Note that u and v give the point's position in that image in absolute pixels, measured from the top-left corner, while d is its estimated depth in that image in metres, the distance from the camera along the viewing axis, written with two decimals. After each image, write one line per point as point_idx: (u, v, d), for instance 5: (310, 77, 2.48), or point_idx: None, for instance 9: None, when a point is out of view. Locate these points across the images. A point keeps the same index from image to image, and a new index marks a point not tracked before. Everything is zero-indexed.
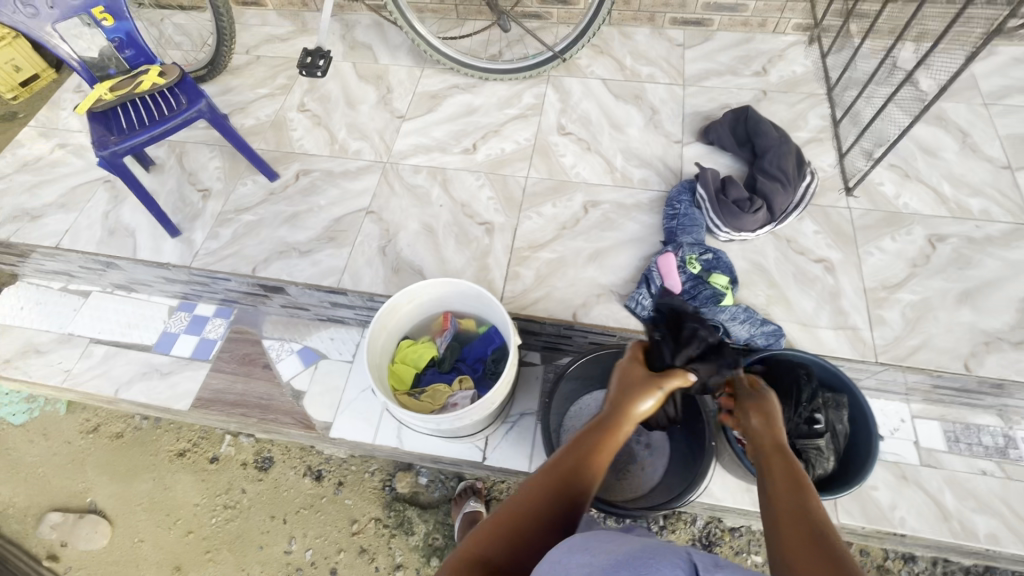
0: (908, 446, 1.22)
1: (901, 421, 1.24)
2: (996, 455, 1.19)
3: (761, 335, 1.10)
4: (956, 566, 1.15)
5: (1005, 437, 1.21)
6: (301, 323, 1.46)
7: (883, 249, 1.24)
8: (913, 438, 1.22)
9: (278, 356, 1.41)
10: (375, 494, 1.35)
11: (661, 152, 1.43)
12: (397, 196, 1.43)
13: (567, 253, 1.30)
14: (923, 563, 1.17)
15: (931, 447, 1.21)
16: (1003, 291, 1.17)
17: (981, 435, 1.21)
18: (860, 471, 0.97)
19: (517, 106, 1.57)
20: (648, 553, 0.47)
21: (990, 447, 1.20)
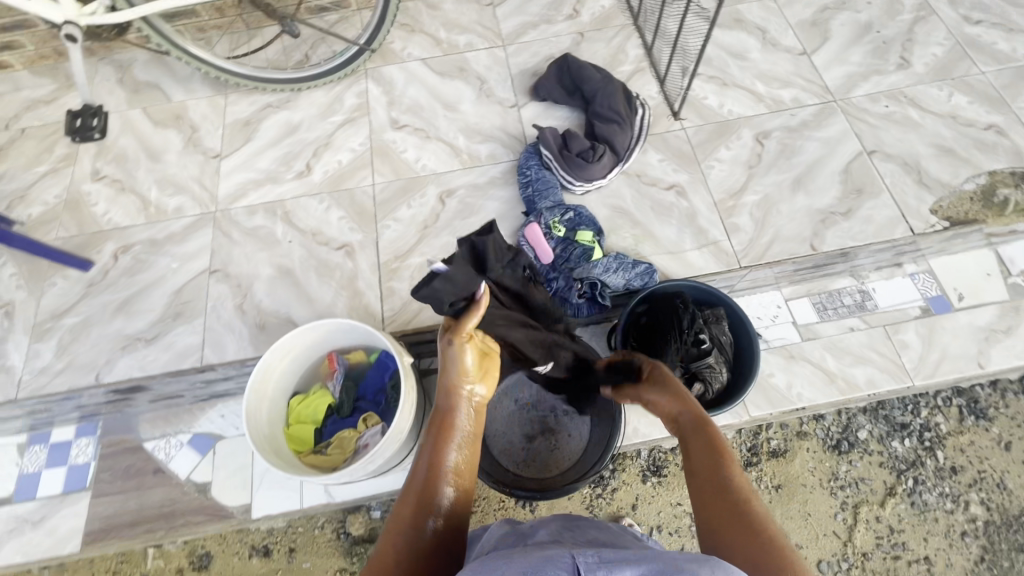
0: (788, 328, 1.21)
1: (777, 308, 1.21)
2: (858, 311, 1.22)
3: (636, 277, 1.13)
4: (861, 410, 1.22)
5: (861, 292, 1.23)
6: (181, 411, 1.16)
7: (721, 159, 1.30)
8: (790, 319, 1.21)
9: (167, 455, 1.14)
10: (333, 548, 1.12)
11: (500, 121, 1.40)
12: (239, 244, 1.28)
13: (436, 252, 1.25)
14: (834, 417, 1.22)
15: (808, 322, 1.22)
16: (826, 168, 1.28)
17: (843, 298, 1.22)
18: (749, 372, 1.05)
19: (340, 111, 1.45)
20: (529, 566, 0.45)
21: (851, 305, 1.22)
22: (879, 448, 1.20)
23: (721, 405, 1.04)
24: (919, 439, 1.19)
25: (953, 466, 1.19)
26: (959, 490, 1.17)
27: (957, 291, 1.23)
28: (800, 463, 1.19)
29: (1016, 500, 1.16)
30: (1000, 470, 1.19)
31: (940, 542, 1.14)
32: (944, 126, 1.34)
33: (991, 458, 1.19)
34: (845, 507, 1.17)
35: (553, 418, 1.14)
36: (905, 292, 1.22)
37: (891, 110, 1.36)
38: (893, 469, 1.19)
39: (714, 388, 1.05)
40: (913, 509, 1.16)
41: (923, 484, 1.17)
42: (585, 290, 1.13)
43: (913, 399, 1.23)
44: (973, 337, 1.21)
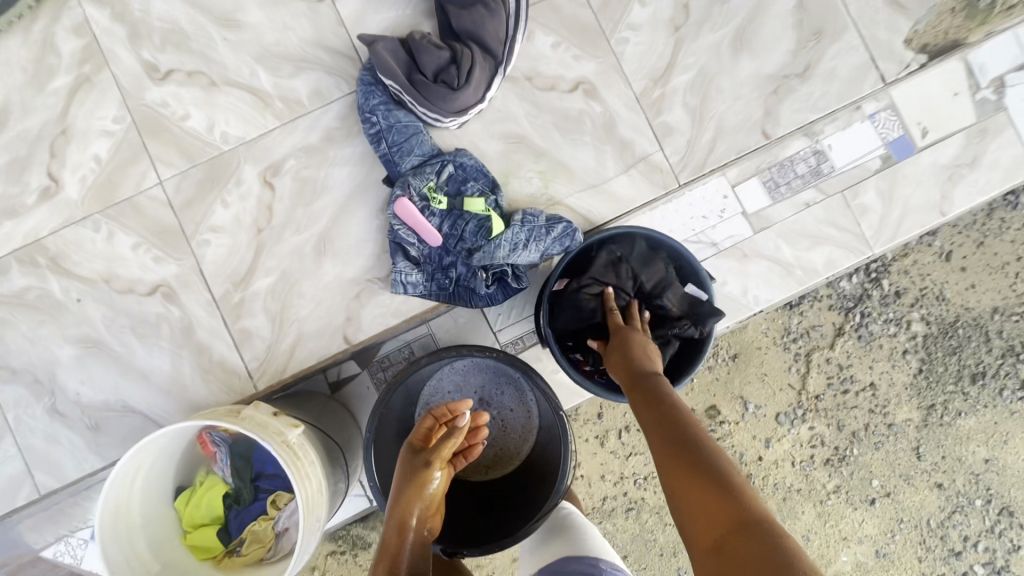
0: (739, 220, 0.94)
1: (725, 199, 0.94)
2: (813, 180, 0.95)
3: (553, 245, 0.86)
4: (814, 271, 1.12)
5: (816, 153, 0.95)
6: (62, 509, 0.91)
7: (636, 26, 0.93)
8: (741, 209, 0.94)
9: (75, 557, 0.92)
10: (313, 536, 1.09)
11: (312, 33, 0.93)
12: (9, 324, 0.90)
13: (287, 263, 0.91)
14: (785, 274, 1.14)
15: (759, 207, 0.95)
16: (774, 9, 0.93)
17: (795, 166, 0.94)
18: (708, 291, 0.87)
19: (61, 70, 0.92)
20: None
21: (806, 174, 0.95)
22: (827, 292, 1.15)
23: (680, 371, 0.87)
24: (864, 273, 1.14)
25: (897, 291, 1.15)
26: (901, 312, 1.14)
27: (921, 126, 0.96)
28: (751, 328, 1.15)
29: (953, 308, 1.14)
30: (941, 281, 1.15)
31: (883, 367, 1.15)
32: None
33: (933, 273, 1.14)
34: (798, 358, 1.15)
35: (500, 405, 0.98)
36: (863, 141, 0.95)
37: None
38: (840, 309, 1.15)
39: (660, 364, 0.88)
40: (860, 342, 1.15)
41: (868, 317, 1.14)
42: (492, 281, 0.87)
43: None
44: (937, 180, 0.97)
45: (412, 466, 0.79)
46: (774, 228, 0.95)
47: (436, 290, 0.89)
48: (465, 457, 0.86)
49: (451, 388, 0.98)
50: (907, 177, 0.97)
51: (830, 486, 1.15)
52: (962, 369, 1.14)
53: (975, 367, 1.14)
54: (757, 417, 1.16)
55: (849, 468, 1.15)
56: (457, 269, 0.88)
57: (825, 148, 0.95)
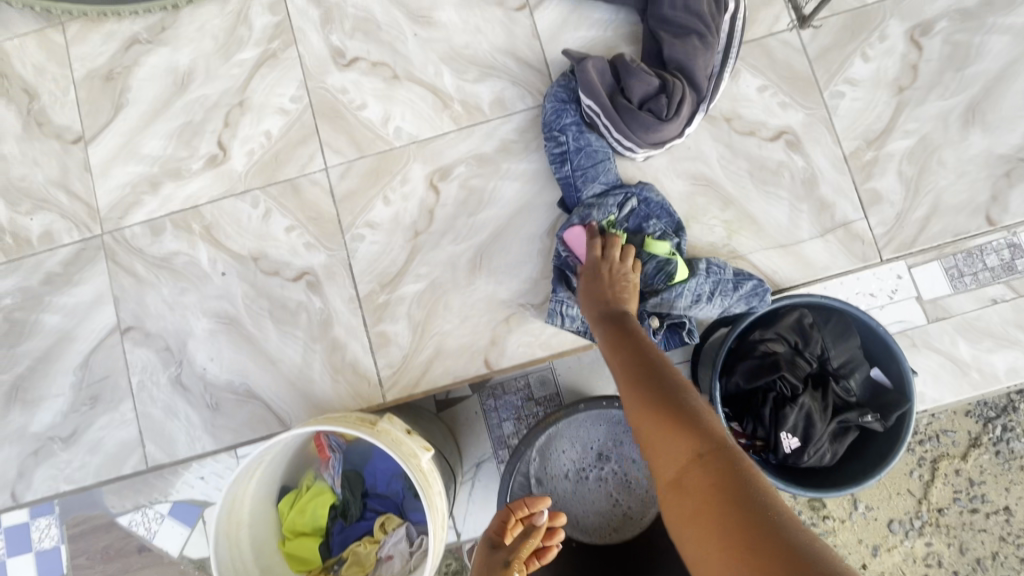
0: (910, 306, 0.84)
1: (897, 280, 0.84)
2: (1002, 275, 0.84)
3: (739, 302, 0.77)
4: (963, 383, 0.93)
5: (1010, 249, 0.83)
6: (144, 480, 0.86)
7: (856, 81, 0.85)
8: (914, 293, 0.84)
9: (149, 532, 0.86)
10: None
11: (506, 39, 0.89)
12: (152, 286, 0.88)
13: (439, 272, 0.86)
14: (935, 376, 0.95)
15: (935, 296, 0.84)
16: (1016, 84, 0.83)
17: (984, 259, 0.83)
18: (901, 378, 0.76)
19: (249, 41, 0.91)
20: None
21: (994, 269, 0.84)
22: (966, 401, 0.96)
23: (863, 471, 0.75)
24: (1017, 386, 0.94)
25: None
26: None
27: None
28: None
29: None
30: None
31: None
32: None
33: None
34: (921, 462, 0.96)
35: (622, 459, 0.86)
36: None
37: None
38: (980, 416, 0.96)
39: (834, 453, 0.77)
40: (997, 458, 0.95)
41: (1013, 432, 0.95)
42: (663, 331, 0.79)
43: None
44: None
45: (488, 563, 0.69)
46: (948, 321, 0.84)
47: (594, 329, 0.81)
48: (539, 559, 0.72)
49: (571, 441, 0.85)
50: None
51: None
52: None
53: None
54: (867, 518, 0.96)
55: None
56: None
57: (1021, 241, 0.83)
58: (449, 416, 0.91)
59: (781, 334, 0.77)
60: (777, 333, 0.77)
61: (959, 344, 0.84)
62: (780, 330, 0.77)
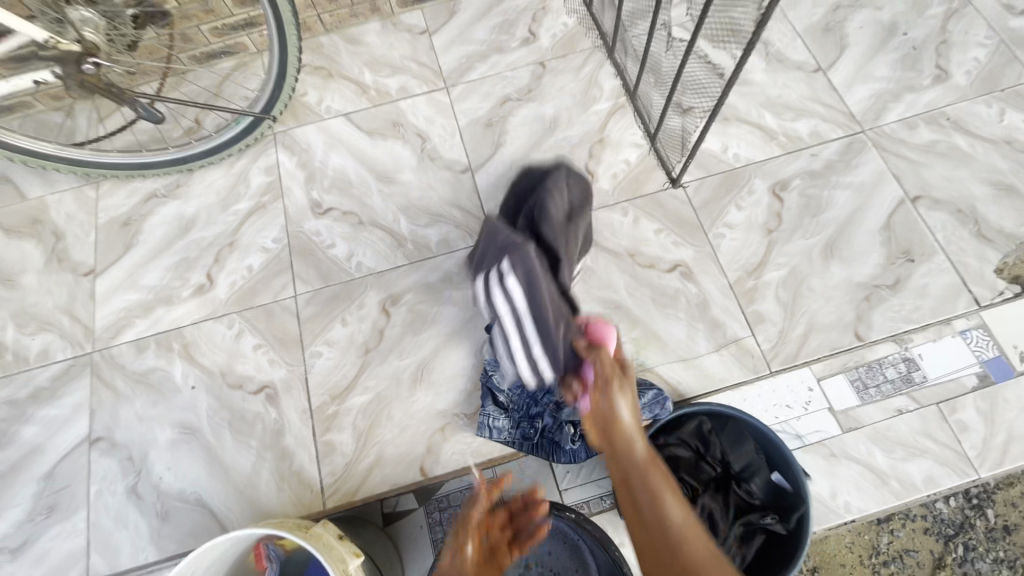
0: (826, 416, 0.93)
1: (810, 391, 0.94)
2: (903, 387, 0.94)
3: (642, 410, 0.87)
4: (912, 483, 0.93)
5: (907, 361, 0.95)
6: None
7: (732, 224, 1.04)
8: (827, 405, 0.94)
9: None
10: None
11: (451, 194, 1.10)
12: (127, 399, 0.98)
13: (384, 386, 0.97)
14: None
15: (846, 407, 0.94)
16: (861, 227, 1.02)
17: (885, 370, 0.95)
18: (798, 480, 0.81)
19: (245, 196, 1.13)
20: None
21: (896, 380, 0.95)
22: (921, 511, 0.94)
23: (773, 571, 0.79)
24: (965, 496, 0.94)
25: (1006, 525, 0.94)
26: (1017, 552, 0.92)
27: (1018, 349, 0.96)
28: (835, 538, 0.93)
29: None
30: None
31: None
32: (997, 154, 1.07)
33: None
34: None
35: (542, 559, 0.91)
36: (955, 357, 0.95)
37: (933, 139, 1.08)
38: (939, 534, 0.93)
39: (743, 554, 0.82)
40: None
41: (975, 552, 0.92)
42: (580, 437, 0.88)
43: None
44: None
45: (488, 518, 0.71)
46: (864, 429, 0.93)
47: (520, 439, 0.90)
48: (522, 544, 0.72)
49: None
50: (1015, 404, 0.94)
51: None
52: None
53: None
54: None
55: None
56: (543, 421, 0.90)
57: (914, 355, 0.96)
58: (394, 531, 0.90)
59: (678, 440, 0.86)
60: (675, 437, 0.86)
61: (861, 454, 0.92)
62: (674, 435, 0.86)
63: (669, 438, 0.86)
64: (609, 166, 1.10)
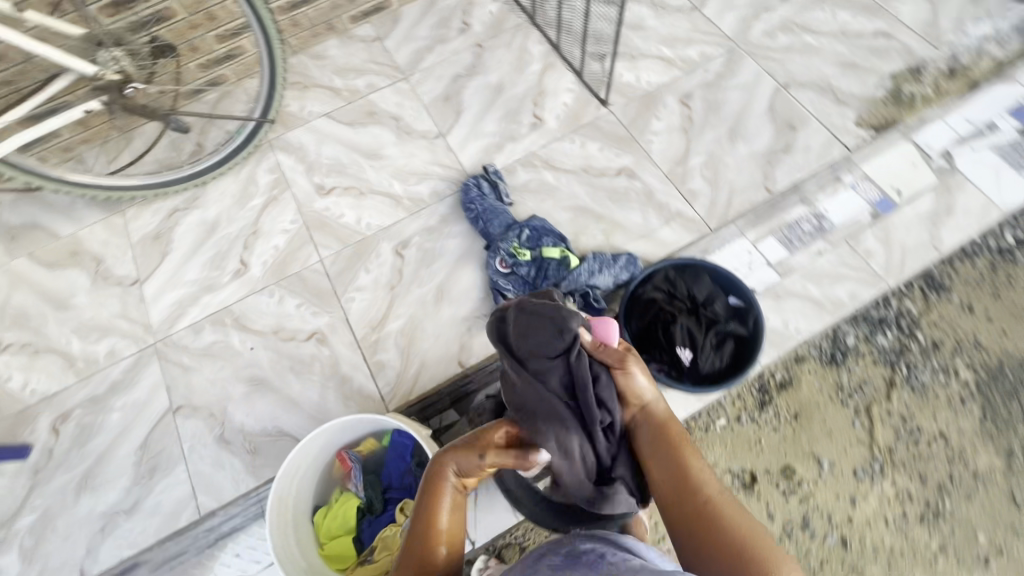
0: (766, 269, 1.24)
1: (750, 255, 1.23)
2: (819, 234, 1.27)
3: (621, 270, 1.12)
4: (847, 322, 1.26)
5: (817, 216, 1.28)
6: (199, 528, 1.03)
7: (657, 132, 1.31)
8: (764, 261, 1.24)
9: None
10: None
11: (430, 155, 1.33)
12: (196, 371, 1.14)
13: (413, 309, 1.17)
14: (823, 335, 1.27)
15: (780, 258, 1.25)
16: (752, 114, 1.32)
17: (801, 226, 1.27)
18: (745, 293, 1.08)
19: (257, 194, 1.32)
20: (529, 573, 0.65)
21: (812, 229, 1.27)
22: (868, 347, 1.26)
23: (749, 358, 1.03)
24: (898, 328, 1.26)
25: (934, 341, 1.26)
26: (945, 362, 1.25)
27: (896, 188, 1.30)
28: (806, 387, 1.24)
29: (993, 352, 1.25)
30: (971, 331, 1.27)
31: (945, 414, 1.22)
32: (838, 43, 1.40)
33: (963, 322, 1.27)
34: (858, 412, 1.23)
35: None
36: (851, 202, 1.28)
37: (790, 41, 1.40)
38: (886, 362, 1.25)
39: (726, 355, 1.04)
40: (914, 392, 1.24)
41: (915, 367, 1.25)
42: (578, 300, 1.10)
43: (894, 293, 1.28)
44: (921, 225, 1.28)
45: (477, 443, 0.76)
46: (798, 273, 1.25)
47: None
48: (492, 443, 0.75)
49: None
50: (902, 225, 1.29)
51: (934, 544, 1.15)
52: None
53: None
54: (835, 475, 1.20)
55: (946, 522, 1.16)
56: None
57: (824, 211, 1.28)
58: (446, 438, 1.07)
59: (653, 286, 1.09)
60: (651, 284, 1.09)
61: (796, 289, 1.24)
62: (649, 285, 1.09)
63: (646, 287, 1.09)
64: (552, 108, 1.36)
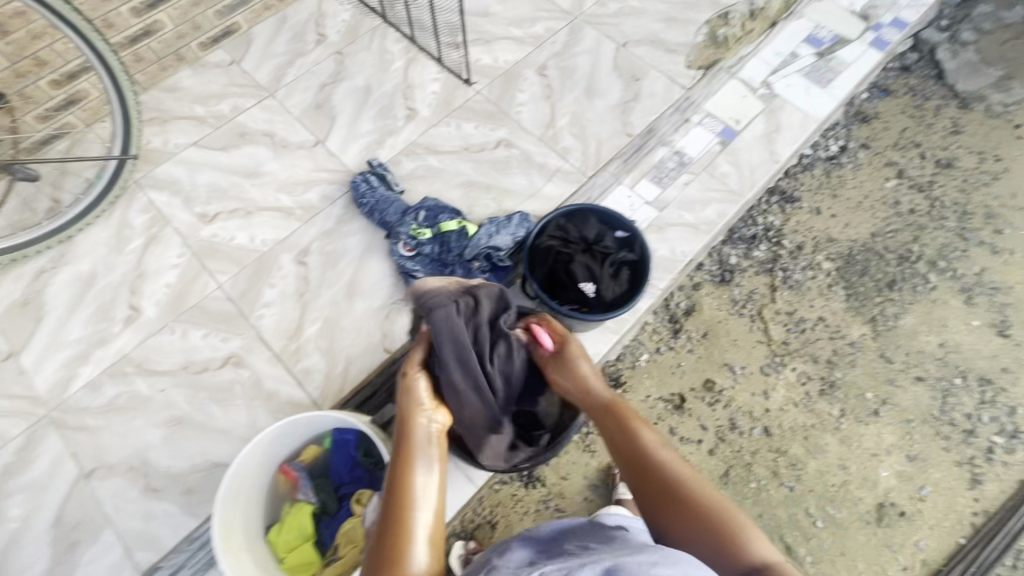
0: (647, 209, 1.39)
1: (630, 198, 1.39)
2: (682, 168, 1.44)
3: (516, 228, 1.21)
4: (725, 245, 1.49)
5: (678, 154, 1.45)
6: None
7: (523, 102, 1.42)
8: (644, 201, 1.39)
9: None
10: None
11: (313, 163, 1.34)
12: (103, 428, 1.06)
13: (328, 311, 1.17)
14: (709, 260, 1.48)
15: (656, 196, 1.40)
16: (601, 73, 1.47)
17: (666, 163, 1.43)
18: (627, 225, 1.20)
19: (134, 235, 1.25)
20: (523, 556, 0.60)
21: (676, 165, 1.44)
22: (749, 262, 1.48)
23: (643, 277, 1.15)
24: (767, 240, 1.50)
25: (798, 244, 1.50)
26: (810, 259, 1.48)
27: (733, 119, 1.51)
28: (707, 307, 1.43)
29: (844, 243, 1.50)
30: (824, 229, 1.52)
31: (819, 301, 1.44)
32: (659, 3, 1.60)
33: (815, 224, 1.52)
34: (753, 317, 1.43)
35: None
36: (702, 136, 1.47)
37: (619, 6, 1.58)
38: (765, 271, 1.47)
39: (624, 281, 1.15)
40: (792, 289, 1.45)
41: (788, 269, 1.47)
42: (484, 263, 1.16)
43: (752, 214, 1.53)
44: (760, 143, 1.49)
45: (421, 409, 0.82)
46: (673, 203, 1.40)
47: None
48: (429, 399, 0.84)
49: None
50: (746, 146, 1.49)
51: (835, 410, 1.34)
52: (878, 283, 1.46)
53: (888, 278, 1.46)
54: (747, 374, 1.38)
55: (840, 390, 1.36)
56: (456, 272, 1.17)
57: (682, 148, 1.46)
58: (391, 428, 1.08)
59: (547, 236, 1.18)
60: (545, 234, 1.18)
61: (674, 219, 1.39)
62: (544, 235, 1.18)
63: (542, 238, 1.18)
64: (423, 99, 1.42)
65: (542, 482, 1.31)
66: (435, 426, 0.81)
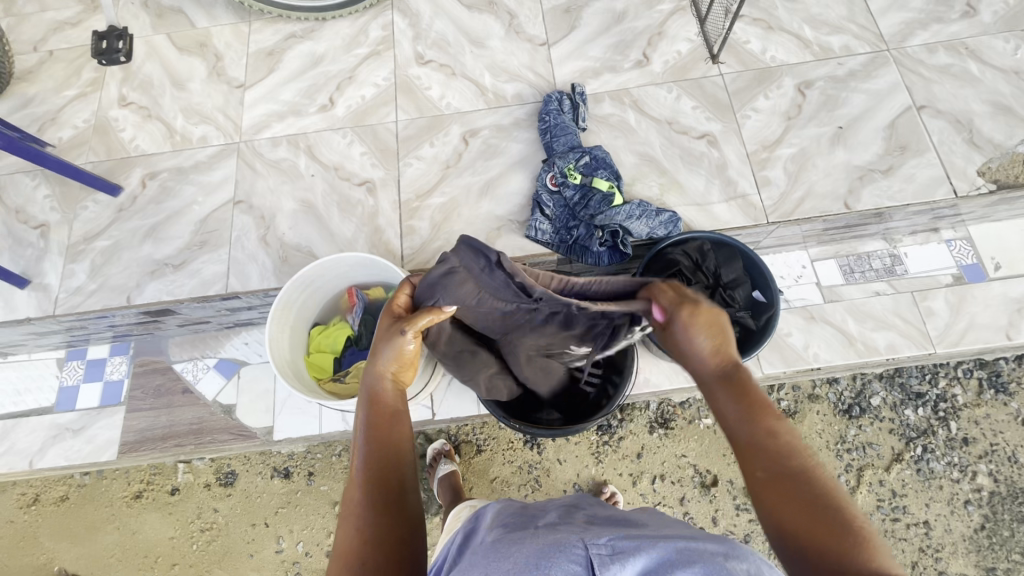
0: (812, 288, 1.20)
1: (802, 268, 1.21)
2: (885, 276, 1.19)
3: (659, 226, 1.12)
4: (875, 377, 1.22)
5: (891, 257, 1.21)
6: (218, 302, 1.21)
7: (759, 109, 1.25)
8: (815, 280, 1.20)
9: (195, 376, 1.25)
10: (349, 473, 1.26)
11: (529, 60, 1.34)
12: (262, 177, 1.29)
13: (457, 193, 1.23)
14: (848, 382, 1.23)
15: (832, 284, 1.20)
16: (868, 125, 1.22)
17: (871, 261, 1.20)
18: (770, 291, 1.04)
19: (365, 43, 1.40)
20: (540, 550, 0.51)
21: (879, 270, 1.20)
22: (890, 416, 1.21)
23: (745, 350, 1.03)
24: (932, 408, 1.20)
25: (965, 438, 1.19)
26: (967, 460, 1.18)
27: (994, 260, 1.19)
28: (807, 424, 1.20)
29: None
30: (1013, 444, 1.19)
31: (940, 508, 1.16)
32: (1003, 81, 1.24)
33: (1006, 432, 1.19)
34: (850, 469, 1.19)
35: None
36: (938, 257, 1.19)
37: (949, 62, 1.26)
38: (903, 436, 1.20)
39: None
40: (918, 475, 1.18)
41: (931, 453, 1.18)
42: (606, 238, 1.11)
43: (932, 369, 1.22)
44: (1002, 305, 1.16)
45: (396, 354, 0.70)
46: (842, 302, 1.19)
47: (558, 242, 1.16)
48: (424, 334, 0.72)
49: None
50: (980, 299, 1.17)
51: None
52: None
53: None
54: None
55: None
56: (578, 230, 1.14)
57: (901, 255, 1.21)
58: None
59: (684, 250, 1.09)
60: (684, 249, 1.09)
61: (832, 317, 1.18)
62: (680, 250, 1.09)
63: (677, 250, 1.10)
64: (663, 53, 1.31)
65: (540, 450, 1.32)
66: (394, 379, 0.70)
